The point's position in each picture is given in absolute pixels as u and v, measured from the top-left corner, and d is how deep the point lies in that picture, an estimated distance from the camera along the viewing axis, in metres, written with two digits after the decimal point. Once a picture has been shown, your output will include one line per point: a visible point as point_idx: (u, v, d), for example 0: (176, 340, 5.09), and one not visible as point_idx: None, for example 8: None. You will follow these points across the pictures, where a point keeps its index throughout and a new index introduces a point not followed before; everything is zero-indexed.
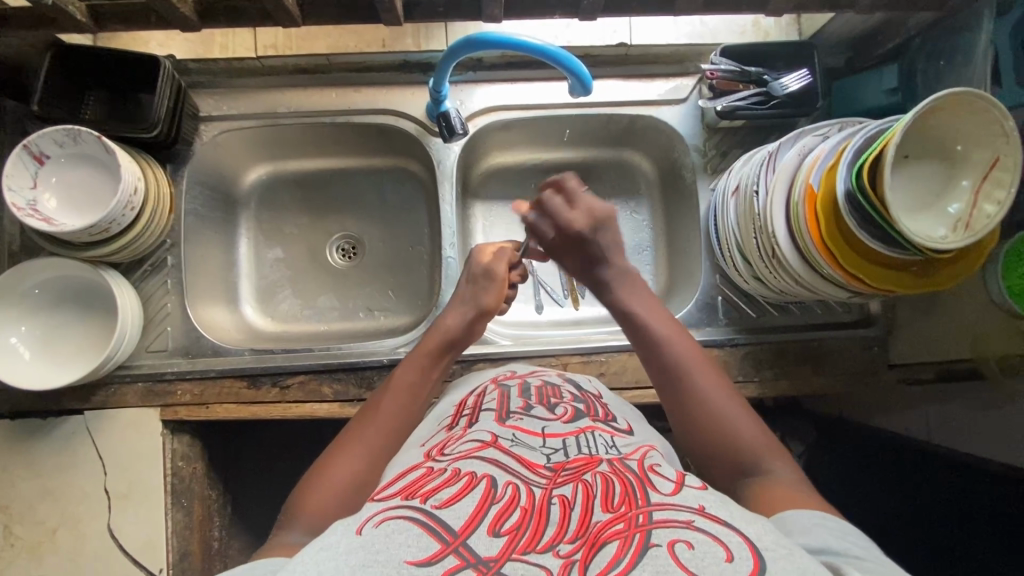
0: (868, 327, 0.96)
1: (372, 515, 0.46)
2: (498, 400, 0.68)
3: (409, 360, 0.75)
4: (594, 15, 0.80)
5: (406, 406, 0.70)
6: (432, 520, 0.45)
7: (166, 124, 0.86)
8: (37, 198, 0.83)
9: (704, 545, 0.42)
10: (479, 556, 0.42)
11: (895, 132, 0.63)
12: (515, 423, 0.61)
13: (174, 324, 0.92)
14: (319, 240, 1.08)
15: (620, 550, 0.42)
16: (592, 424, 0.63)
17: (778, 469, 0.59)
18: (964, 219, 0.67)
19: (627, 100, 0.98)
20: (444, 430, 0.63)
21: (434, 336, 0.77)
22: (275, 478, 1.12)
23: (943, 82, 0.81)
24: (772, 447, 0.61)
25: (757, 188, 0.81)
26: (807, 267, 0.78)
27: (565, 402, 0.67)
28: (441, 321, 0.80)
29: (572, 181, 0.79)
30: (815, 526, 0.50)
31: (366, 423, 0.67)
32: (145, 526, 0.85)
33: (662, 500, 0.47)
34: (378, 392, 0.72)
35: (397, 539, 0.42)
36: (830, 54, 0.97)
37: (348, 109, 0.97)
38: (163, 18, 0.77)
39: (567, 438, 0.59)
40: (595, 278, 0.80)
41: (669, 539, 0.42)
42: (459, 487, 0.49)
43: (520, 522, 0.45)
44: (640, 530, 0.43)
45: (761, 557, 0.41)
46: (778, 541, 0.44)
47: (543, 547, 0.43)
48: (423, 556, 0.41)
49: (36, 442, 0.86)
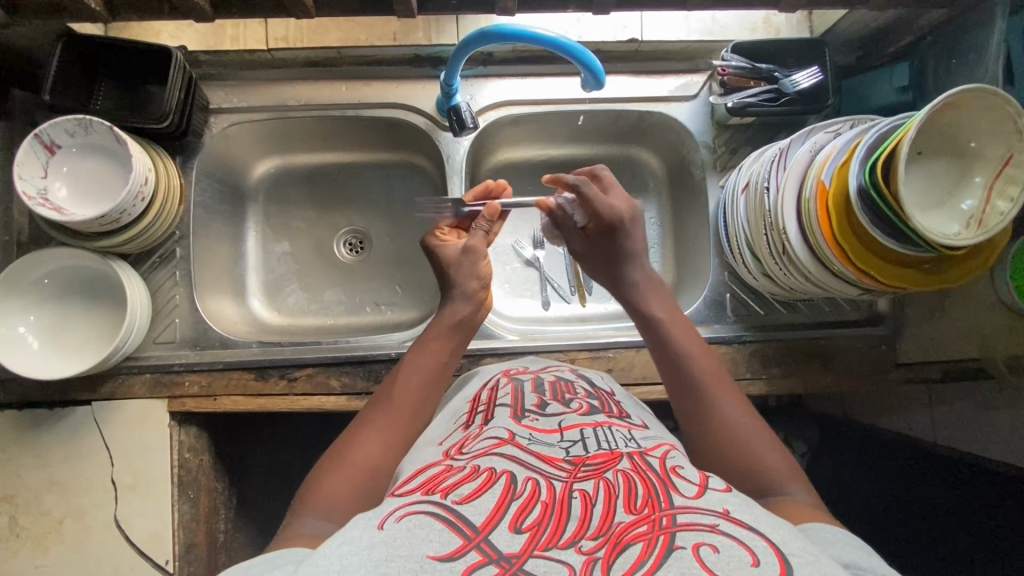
0: (876, 327, 0.96)
1: (394, 509, 0.47)
2: (512, 395, 0.68)
3: (415, 356, 0.73)
4: (607, 9, 0.80)
5: (419, 395, 0.70)
6: (452, 514, 0.45)
7: (177, 116, 0.86)
8: (48, 187, 0.82)
9: (729, 549, 0.42)
10: (502, 552, 0.42)
11: (909, 128, 0.63)
12: (531, 422, 0.61)
13: (182, 316, 0.92)
14: (326, 234, 1.08)
15: (644, 551, 0.42)
16: (608, 418, 0.63)
17: (794, 494, 0.58)
18: (977, 215, 0.67)
19: (637, 97, 0.98)
20: (460, 429, 0.63)
21: (438, 329, 0.76)
22: (280, 472, 1.12)
23: (956, 81, 0.81)
24: (791, 471, 0.60)
25: (767, 185, 0.81)
26: (819, 267, 0.78)
27: (580, 398, 0.68)
28: (450, 313, 0.77)
29: (605, 173, 0.81)
30: (835, 543, 0.49)
31: (379, 414, 0.67)
32: (153, 517, 0.85)
33: (685, 503, 0.47)
34: (388, 380, 0.71)
35: (419, 534, 0.43)
36: (840, 52, 0.97)
37: (358, 102, 0.97)
38: (178, 8, 0.76)
39: (584, 430, 0.59)
40: (617, 274, 0.79)
41: (694, 542, 0.43)
42: (479, 483, 0.50)
43: (541, 518, 0.45)
44: (664, 532, 0.44)
45: (787, 562, 0.41)
46: (804, 548, 0.44)
47: (565, 543, 0.43)
48: (446, 551, 0.42)
49: (44, 432, 0.86)
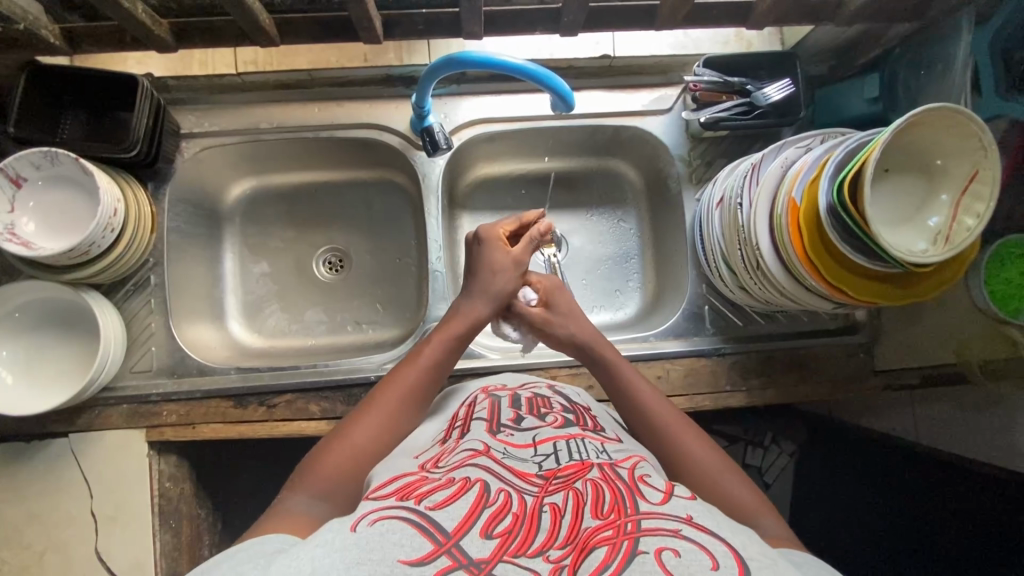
0: (855, 335, 0.97)
1: (368, 513, 0.46)
2: (489, 409, 0.68)
3: (431, 342, 0.74)
4: (575, 30, 0.79)
5: (423, 385, 0.71)
6: (425, 520, 0.45)
7: (146, 143, 0.85)
8: (15, 222, 0.81)
9: (690, 553, 0.43)
10: (471, 557, 0.42)
11: (874, 146, 0.63)
12: (506, 436, 0.61)
13: (159, 344, 0.91)
14: (305, 254, 1.07)
15: (608, 555, 0.43)
16: (582, 431, 0.64)
17: (768, 527, 0.57)
18: (944, 232, 0.67)
19: (610, 111, 0.98)
20: (438, 443, 0.64)
21: (458, 322, 0.76)
22: (266, 494, 1.11)
23: (924, 92, 0.81)
24: (764, 506, 0.60)
25: (740, 201, 0.82)
26: (792, 281, 0.79)
27: (555, 412, 0.68)
28: (468, 307, 0.77)
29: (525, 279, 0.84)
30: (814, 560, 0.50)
31: (384, 399, 0.68)
32: (134, 547, 0.84)
33: (651, 509, 0.48)
34: (396, 368, 0.72)
35: (391, 539, 0.43)
36: (812, 63, 0.97)
37: (331, 123, 0.96)
38: (139, 40, 0.76)
39: (557, 442, 0.60)
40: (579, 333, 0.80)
41: (656, 547, 0.43)
42: (453, 490, 0.50)
43: (512, 527, 0.46)
44: (628, 538, 0.44)
45: (744, 563, 0.43)
46: (762, 552, 0.46)
47: (533, 552, 0.44)
48: (416, 555, 0.42)
49: (21, 466, 0.85)
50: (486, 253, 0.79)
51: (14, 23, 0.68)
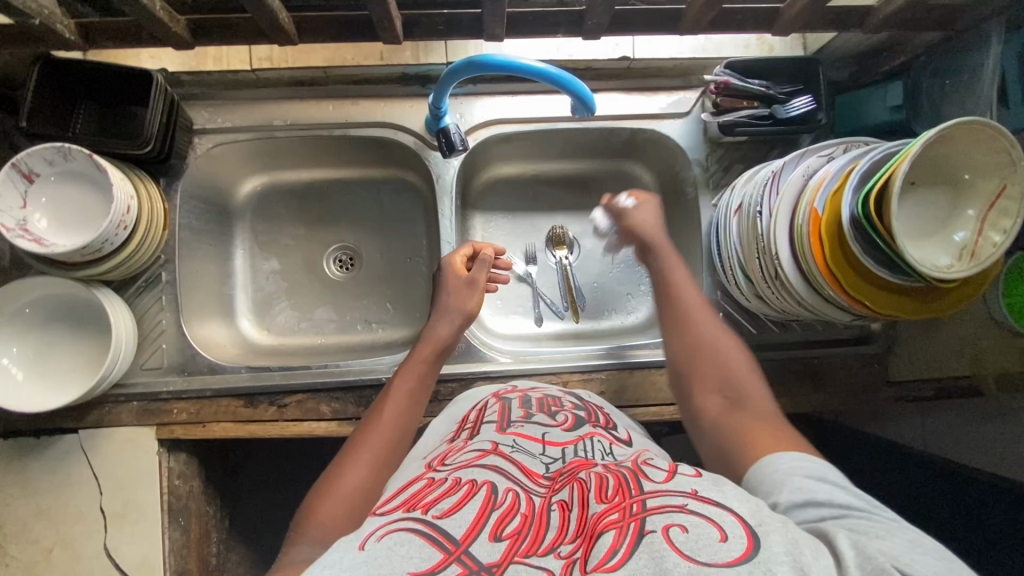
0: (869, 345, 0.96)
1: (375, 529, 0.45)
2: (498, 411, 0.68)
3: (407, 368, 0.77)
4: (598, 34, 0.78)
5: (406, 412, 0.71)
6: (434, 530, 0.44)
7: (159, 140, 0.84)
8: (27, 218, 0.80)
9: (697, 527, 0.42)
10: (482, 563, 0.41)
11: (906, 157, 0.62)
12: (517, 429, 0.62)
13: (170, 342, 0.91)
14: (316, 252, 1.06)
15: (615, 540, 0.41)
16: (592, 430, 0.64)
17: (751, 395, 0.66)
18: (969, 247, 0.66)
19: (627, 114, 0.97)
20: (446, 442, 0.64)
21: (426, 345, 0.79)
22: (273, 490, 1.11)
23: (949, 103, 0.80)
24: (756, 377, 0.69)
25: (760, 209, 0.80)
26: (811, 292, 0.78)
27: (566, 410, 0.68)
28: (432, 331, 0.81)
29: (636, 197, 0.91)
30: (804, 478, 0.51)
31: (369, 433, 0.68)
32: (143, 544, 0.84)
33: (654, 489, 0.48)
34: (374, 404, 0.73)
35: (400, 551, 0.42)
36: (834, 69, 0.96)
37: (345, 121, 0.95)
38: (155, 36, 0.75)
39: (566, 446, 0.59)
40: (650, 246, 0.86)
41: (663, 525, 0.42)
42: (460, 495, 0.49)
43: (521, 527, 0.45)
44: (635, 519, 0.43)
45: (755, 534, 0.41)
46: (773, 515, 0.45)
47: (544, 550, 0.43)
48: (425, 566, 0.40)
49: (31, 461, 0.85)
50: (444, 283, 0.85)
51: (30, 18, 0.67)
